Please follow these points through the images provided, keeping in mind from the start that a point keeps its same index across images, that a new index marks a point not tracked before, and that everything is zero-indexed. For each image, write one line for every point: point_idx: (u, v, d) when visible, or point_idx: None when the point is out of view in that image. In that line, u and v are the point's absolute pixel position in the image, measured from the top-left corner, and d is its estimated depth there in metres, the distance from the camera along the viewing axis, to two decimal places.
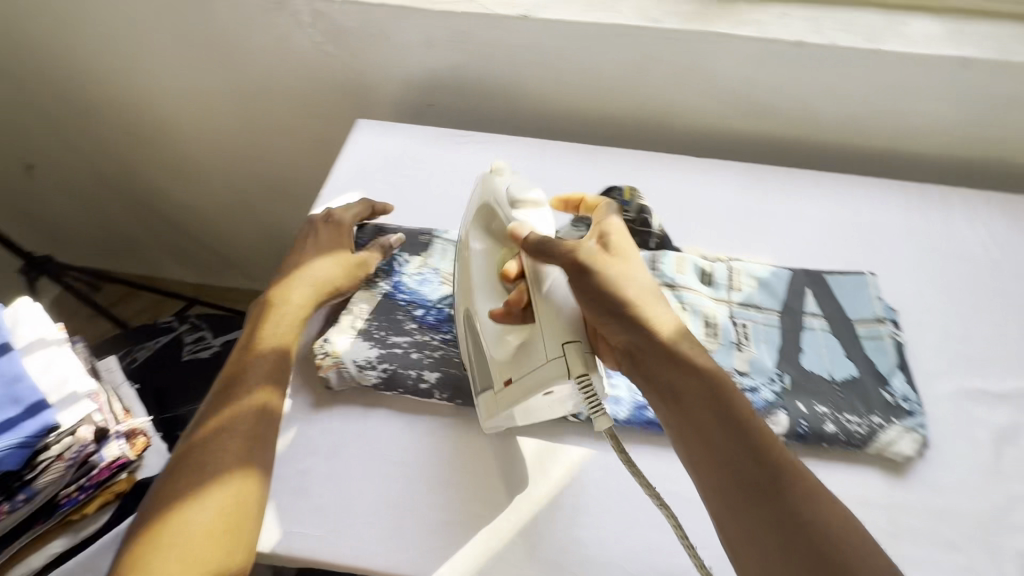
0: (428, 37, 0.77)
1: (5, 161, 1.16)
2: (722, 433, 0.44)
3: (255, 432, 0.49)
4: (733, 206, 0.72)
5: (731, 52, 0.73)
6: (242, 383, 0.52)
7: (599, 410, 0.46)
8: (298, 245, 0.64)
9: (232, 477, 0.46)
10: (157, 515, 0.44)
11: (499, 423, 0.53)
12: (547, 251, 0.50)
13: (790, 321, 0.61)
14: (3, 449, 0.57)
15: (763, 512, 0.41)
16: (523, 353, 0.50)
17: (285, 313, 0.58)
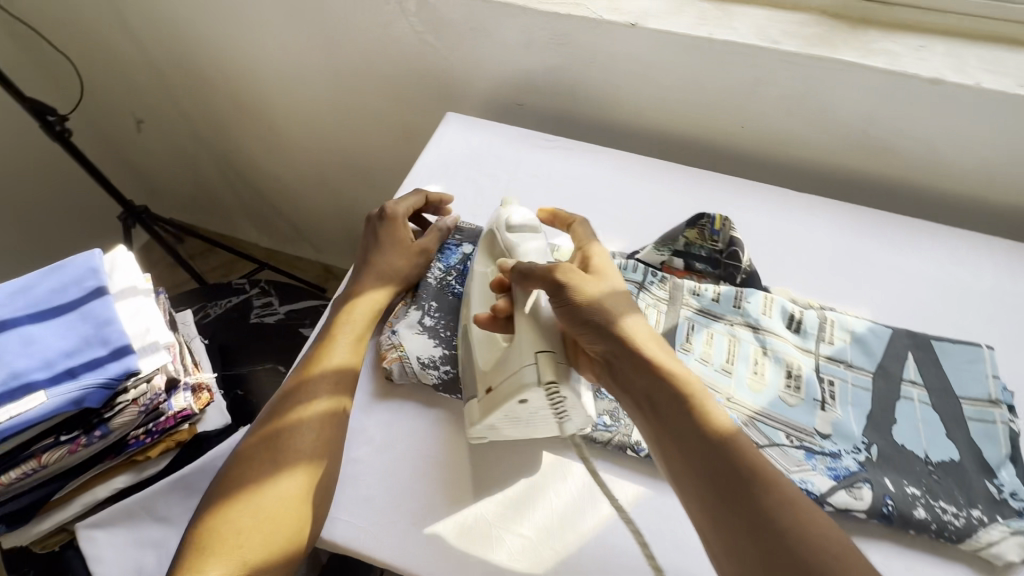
0: (528, 37, 0.76)
1: (118, 115, 1.25)
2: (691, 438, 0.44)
3: (323, 427, 0.50)
4: (828, 248, 0.67)
5: (855, 82, 0.67)
6: (312, 377, 0.53)
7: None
8: (363, 246, 0.65)
9: (296, 471, 0.48)
10: (230, 503, 0.46)
11: (481, 437, 0.52)
12: (528, 271, 0.53)
13: (884, 386, 0.55)
14: (90, 388, 0.61)
15: (736, 519, 0.40)
16: (502, 361, 0.51)
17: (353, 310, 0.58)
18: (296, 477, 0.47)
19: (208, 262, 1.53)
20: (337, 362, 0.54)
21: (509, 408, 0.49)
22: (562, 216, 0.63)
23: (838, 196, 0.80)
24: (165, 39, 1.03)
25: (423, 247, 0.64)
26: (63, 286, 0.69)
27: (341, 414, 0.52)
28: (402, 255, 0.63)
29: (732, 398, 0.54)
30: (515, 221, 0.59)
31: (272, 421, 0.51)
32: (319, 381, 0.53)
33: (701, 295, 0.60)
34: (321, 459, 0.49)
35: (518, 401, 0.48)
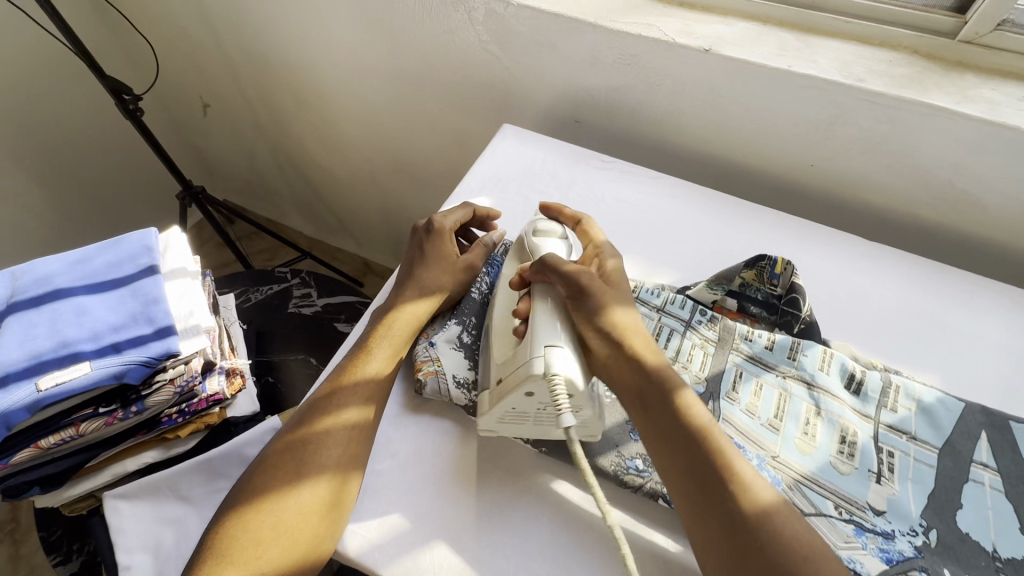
0: (595, 55, 0.74)
1: (186, 97, 1.30)
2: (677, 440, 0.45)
3: (352, 435, 0.50)
4: (891, 304, 0.63)
5: (946, 131, 0.62)
6: (346, 384, 0.52)
7: (562, 409, 0.46)
8: (408, 260, 0.63)
9: (317, 481, 0.47)
10: (249, 508, 0.45)
11: (492, 431, 0.52)
12: (547, 263, 0.54)
13: (952, 466, 0.50)
14: (132, 364, 0.62)
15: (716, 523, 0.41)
16: (514, 353, 0.51)
17: (392, 321, 0.57)
18: (322, 482, 0.47)
19: (253, 245, 1.57)
20: (371, 373, 0.53)
21: (516, 401, 0.48)
22: (566, 213, 0.65)
23: (908, 248, 0.75)
24: (237, 29, 1.06)
25: (468, 262, 0.62)
26: (118, 261, 0.71)
27: (370, 424, 0.51)
28: (447, 271, 0.61)
29: (778, 457, 0.50)
30: (542, 226, 0.60)
31: (299, 427, 0.50)
32: (353, 389, 0.52)
33: (753, 340, 0.57)
34: (347, 467, 0.48)
35: (524, 394, 0.48)
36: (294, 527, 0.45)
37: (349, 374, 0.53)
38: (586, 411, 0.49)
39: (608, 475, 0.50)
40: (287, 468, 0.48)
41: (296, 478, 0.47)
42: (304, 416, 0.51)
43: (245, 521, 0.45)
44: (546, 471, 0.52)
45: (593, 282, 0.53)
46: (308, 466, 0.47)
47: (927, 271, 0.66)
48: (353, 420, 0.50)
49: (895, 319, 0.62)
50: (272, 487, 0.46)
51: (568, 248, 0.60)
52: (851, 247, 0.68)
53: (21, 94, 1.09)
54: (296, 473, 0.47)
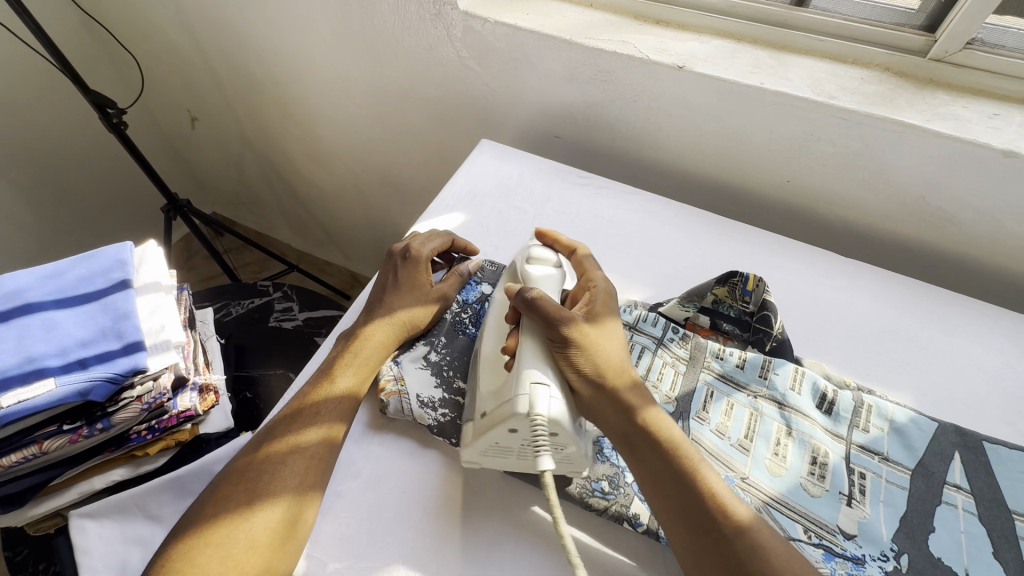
0: (571, 71, 0.75)
1: (175, 111, 1.31)
2: (664, 476, 0.44)
3: (314, 457, 0.48)
4: (865, 321, 0.62)
5: (918, 148, 0.62)
6: (310, 405, 0.51)
7: (542, 452, 0.44)
8: (381, 286, 0.62)
9: (268, 506, 0.45)
10: (196, 535, 0.43)
11: (476, 462, 0.50)
12: (529, 297, 0.52)
13: (924, 488, 0.49)
14: (97, 381, 0.61)
15: (707, 559, 0.40)
16: (500, 387, 0.49)
17: (358, 348, 0.56)
18: (280, 506, 0.45)
19: (242, 258, 1.57)
20: (335, 395, 0.52)
21: (499, 436, 0.47)
22: (562, 241, 0.64)
23: (885, 264, 0.75)
24: (223, 45, 1.07)
25: (440, 292, 0.61)
26: (91, 276, 0.70)
27: (333, 445, 0.50)
28: (418, 299, 0.60)
29: (747, 479, 0.49)
30: (536, 253, 0.59)
31: (258, 451, 0.49)
32: (317, 410, 0.51)
33: (724, 358, 0.56)
34: (306, 491, 0.47)
35: (506, 429, 0.47)
36: (247, 553, 0.42)
37: (313, 397, 0.52)
38: (569, 450, 0.47)
39: (572, 498, 0.49)
40: (240, 493, 0.46)
41: (251, 502, 0.45)
42: (263, 439, 0.50)
43: (190, 551, 0.42)
44: (514, 492, 0.51)
45: (574, 321, 0.51)
46: (264, 489, 0.46)
47: (902, 288, 0.65)
48: (313, 444, 0.49)
49: (870, 337, 0.61)
50: (225, 513, 0.44)
51: (560, 278, 0.58)
52: (826, 264, 0.68)
53: (7, 108, 1.10)
54: (250, 497, 0.45)
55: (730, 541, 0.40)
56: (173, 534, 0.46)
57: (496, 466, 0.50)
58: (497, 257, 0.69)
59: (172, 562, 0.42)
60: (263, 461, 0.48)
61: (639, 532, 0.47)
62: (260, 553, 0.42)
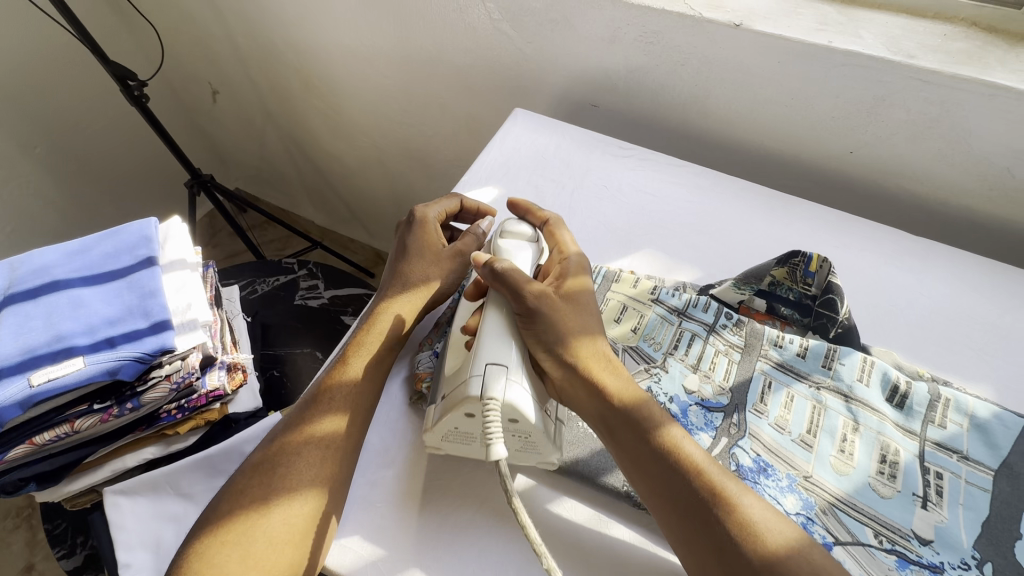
0: (614, 32, 0.69)
1: (196, 84, 1.28)
2: (644, 455, 0.41)
3: (329, 446, 0.46)
4: (935, 305, 0.57)
5: (1010, 112, 0.55)
6: (324, 391, 0.49)
7: (493, 437, 0.39)
8: (390, 257, 0.59)
9: (284, 504, 0.43)
10: (215, 533, 0.42)
11: (439, 449, 0.48)
12: (495, 268, 0.48)
13: (1010, 490, 0.44)
14: (125, 360, 0.60)
15: (692, 539, 0.38)
16: (457, 370, 0.46)
17: (373, 325, 0.53)
18: (297, 500, 0.43)
19: (265, 235, 1.56)
20: (349, 378, 0.50)
21: (456, 420, 0.45)
22: (534, 211, 0.59)
23: (953, 243, 0.69)
24: (243, 13, 1.03)
25: (455, 251, 0.59)
26: (115, 252, 0.69)
27: (346, 436, 0.47)
28: (433, 265, 0.57)
29: (811, 478, 0.45)
30: (509, 226, 0.55)
31: (271, 445, 0.47)
32: (329, 395, 0.49)
33: (784, 347, 0.52)
34: (320, 485, 0.44)
35: (462, 413, 0.44)
36: (266, 550, 0.41)
37: (325, 383, 0.50)
38: (534, 437, 0.44)
39: (621, 497, 0.46)
40: (255, 489, 0.44)
41: (268, 497, 0.43)
42: (278, 432, 0.48)
43: (209, 551, 0.41)
44: (555, 485, 0.48)
45: (541, 289, 0.47)
46: (280, 483, 0.44)
47: (978, 268, 0.60)
48: (325, 439, 0.46)
49: (944, 323, 0.56)
50: (242, 510, 0.42)
51: (534, 253, 0.54)
52: (892, 242, 0.62)
53: (28, 82, 1.08)
54: (265, 494, 0.43)
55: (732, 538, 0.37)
56: (196, 529, 0.44)
57: (461, 453, 0.48)
58: None
59: (193, 560, 0.41)
60: (273, 458, 0.45)
61: None
62: (280, 551, 0.41)
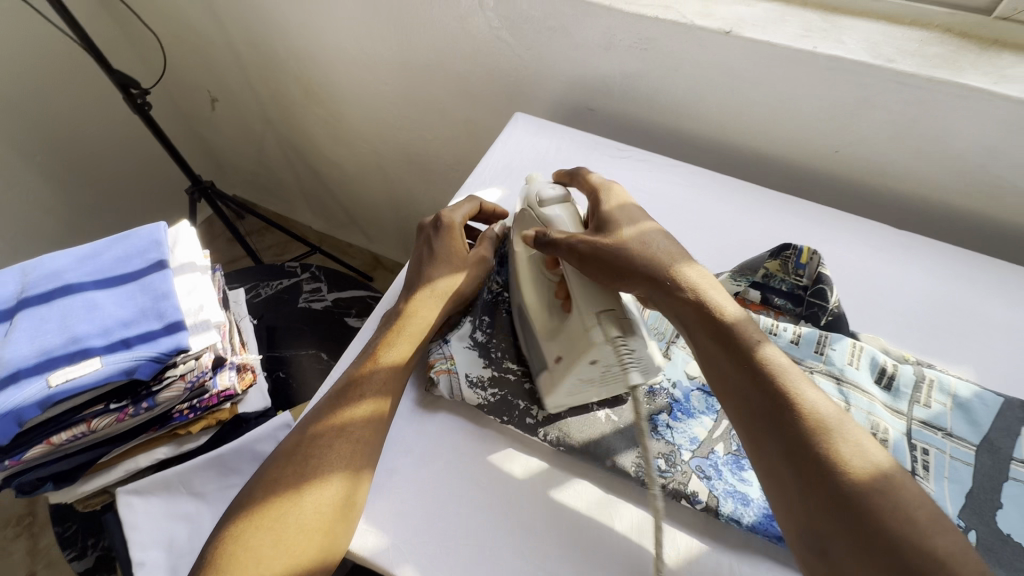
0: (610, 39, 0.72)
1: (195, 92, 1.30)
2: (730, 365, 0.42)
3: (360, 439, 0.48)
4: (919, 295, 0.60)
5: (984, 113, 0.59)
6: (354, 383, 0.51)
7: (631, 368, 0.46)
8: (415, 259, 0.61)
9: (314, 492, 0.44)
10: (248, 518, 0.44)
11: (560, 408, 0.51)
12: (547, 237, 0.52)
13: (991, 464, 0.47)
14: (141, 360, 0.61)
15: (768, 443, 0.39)
16: (567, 329, 0.50)
17: (403, 324, 0.55)
18: (327, 489, 0.45)
19: (264, 241, 1.57)
20: (381, 371, 0.51)
21: (581, 372, 0.48)
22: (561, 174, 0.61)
23: (934, 236, 0.72)
24: (244, 22, 1.05)
25: (479, 256, 0.61)
26: (127, 256, 0.70)
27: (377, 429, 0.49)
28: (457, 268, 0.59)
29: None
30: (544, 195, 0.56)
31: (306, 431, 0.49)
32: (360, 388, 0.50)
33: (779, 335, 0.55)
34: (350, 475, 0.46)
35: (588, 363, 0.48)
36: (297, 536, 0.43)
37: (358, 377, 0.51)
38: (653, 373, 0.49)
39: (629, 478, 0.48)
40: (287, 477, 0.46)
41: (299, 486, 0.45)
42: (309, 422, 0.50)
43: (242, 535, 0.43)
44: (565, 469, 0.50)
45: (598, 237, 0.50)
46: (312, 471, 0.45)
47: (956, 259, 0.63)
48: (359, 430, 0.48)
49: (926, 311, 0.59)
50: (273, 498, 0.44)
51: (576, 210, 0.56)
52: (876, 236, 0.66)
53: (29, 92, 1.09)
54: (296, 482, 0.45)
55: (815, 453, 0.37)
56: (227, 514, 0.46)
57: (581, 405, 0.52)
58: None
59: (226, 544, 0.43)
60: (306, 446, 0.47)
61: (697, 510, 0.47)
62: (309, 538, 0.42)
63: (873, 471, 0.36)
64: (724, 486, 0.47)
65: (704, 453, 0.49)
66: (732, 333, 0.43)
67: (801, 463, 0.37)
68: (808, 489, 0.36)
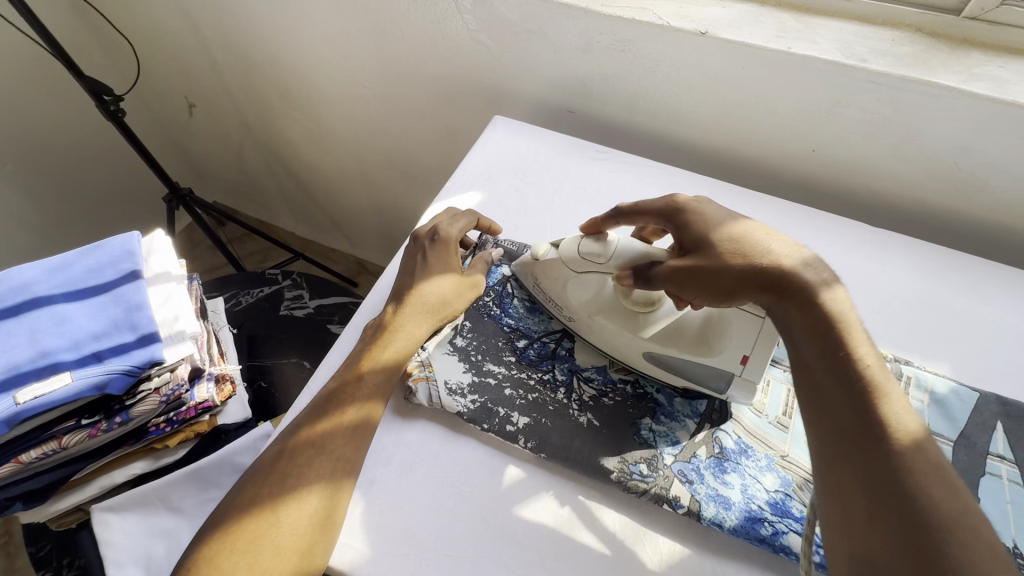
0: (588, 41, 0.72)
1: (172, 98, 1.28)
2: (804, 332, 0.42)
3: (341, 457, 0.46)
4: (895, 292, 0.61)
5: (955, 112, 0.59)
6: (338, 398, 0.49)
7: None
8: (407, 270, 0.58)
9: (291, 512, 0.42)
10: (220, 538, 0.42)
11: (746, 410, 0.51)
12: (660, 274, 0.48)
13: (967, 459, 0.47)
14: (114, 374, 0.60)
15: (832, 411, 0.38)
16: (736, 333, 0.49)
17: (391, 340, 0.52)
18: (305, 508, 0.43)
19: (246, 248, 1.55)
20: (368, 387, 0.49)
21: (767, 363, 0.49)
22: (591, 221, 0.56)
23: (909, 233, 0.73)
24: (219, 27, 1.03)
25: (474, 278, 0.58)
26: (100, 267, 0.68)
27: (359, 446, 0.47)
28: (450, 285, 0.56)
29: (787, 457, 0.48)
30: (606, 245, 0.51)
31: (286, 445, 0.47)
32: (343, 404, 0.48)
33: None
34: (329, 494, 0.44)
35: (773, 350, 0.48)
36: (272, 558, 0.41)
37: (341, 392, 0.49)
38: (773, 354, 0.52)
39: (611, 482, 0.48)
40: (262, 495, 0.44)
41: (275, 505, 0.43)
42: (288, 436, 0.47)
43: (214, 557, 0.41)
44: (547, 474, 0.49)
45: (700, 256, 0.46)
46: (289, 489, 0.43)
47: (930, 256, 0.64)
48: (342, 447, 0.46)
49: (903, 308, 0.60)
50: (247, 518, 0.42)
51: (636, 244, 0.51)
52: (853, 234, 0.66)
53: None
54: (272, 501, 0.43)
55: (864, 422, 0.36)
56: (198, 532, 0.44)
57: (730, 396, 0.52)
58: (517, 237, 0.67)
59: (197, 565, 0.41)
60: (284, 462, 0.45)
61: (680, 514, 0.46)
62: (285, 560, 0.41)
63: (931, 455, 0.34)
64: (707, 490, 0.47)
65: (686, 457, 0.49)
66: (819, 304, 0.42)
67: (861, 432, 0.36)
68: (865, 458, 0.35)
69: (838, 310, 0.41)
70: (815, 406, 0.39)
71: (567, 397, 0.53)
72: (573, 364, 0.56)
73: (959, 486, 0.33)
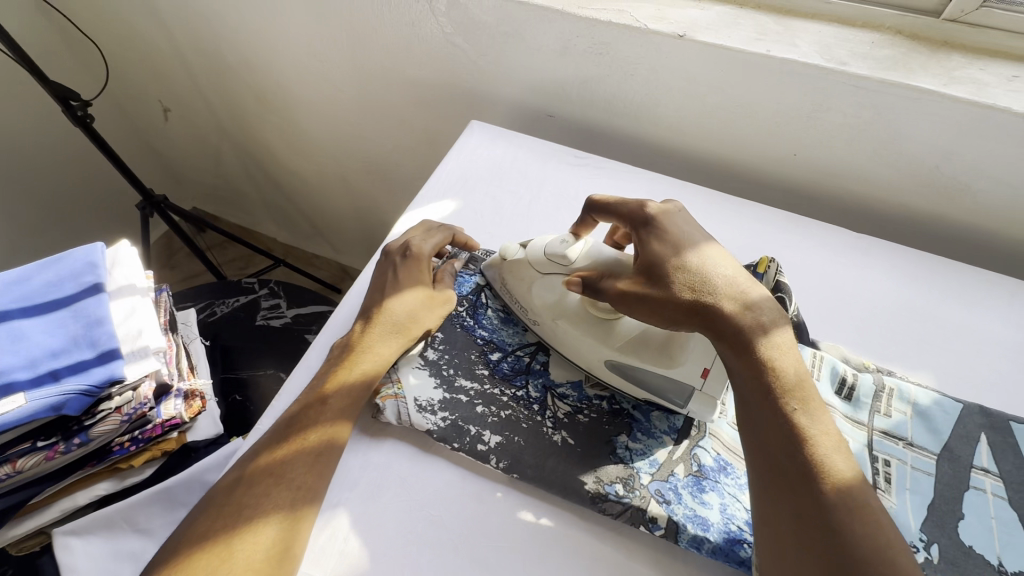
0: (566, 44, 0.70)
1: (147, 102, 1.25)
2: (744, 372, 0.41)
3: (300, 487, 0.43)
4: (877, 299, 0.60)
5: (936, 115, 0.58)
6: (299, 423, 0.47)
7: None
8: (377, 286, 0.56)
9: (247, 546, 0.40)
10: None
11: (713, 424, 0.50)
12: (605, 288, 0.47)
13: (951, 473, 0.46)
14: (70, 394, 0.57)
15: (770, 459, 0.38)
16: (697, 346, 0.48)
17: (356, 362, 0.50)
18: (262, 541, 0.41)
19: (226, 254, 1.52)
20: (331, 412, 0.47)
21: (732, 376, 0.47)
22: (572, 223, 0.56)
23: (892, 238, 0.72)
24: (192, 30, 1.00)
25: (446, 295, 0.56)
26: (59, 280, 0.66)
27: (321, 474, 0.45)
28: (420, 303, 0.54)
29: None
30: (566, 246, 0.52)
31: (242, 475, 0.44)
32: (304, 430, 0.46)
33: None
34: (288, 525, 0.42)
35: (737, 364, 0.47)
36: None
37: (302, 417, 0.47)
38: None
39: (586, 503, 0.46)
40: (217, 528, 0.41)
41: (229, 539, 0.40)
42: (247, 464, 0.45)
43: None
44: (520, 495, 0.48)
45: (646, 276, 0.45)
46: (245, 522, 0.41)
47: (913, 261, 0.63)
48: (302, 477, 0.44)
49: (886, 316, 0.59)
50: (199, 553, 0.40)
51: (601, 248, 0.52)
52: (835, 239, 0.65)
53: None
54: (227, 534, 0.41)
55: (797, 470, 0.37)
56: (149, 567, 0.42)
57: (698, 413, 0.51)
58: (492, 246, 0.65)
59: None
60: (240, 494, 0.43)
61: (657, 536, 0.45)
62: None
63: (857, 498, 0.35)
64: (684, 510, 0.45)
65: (664, 476, 0.47)
66: (754, 345, 0.41)
67: (793, 481, 0.36)
68: (797, 503, 0.36)
69: (774, 352, 0.41)
70: (749, 442, 0.40)
71: (542, 414, 0.51)
72: (549, 379, 0.54)
73: (884, 523, 0.35)
